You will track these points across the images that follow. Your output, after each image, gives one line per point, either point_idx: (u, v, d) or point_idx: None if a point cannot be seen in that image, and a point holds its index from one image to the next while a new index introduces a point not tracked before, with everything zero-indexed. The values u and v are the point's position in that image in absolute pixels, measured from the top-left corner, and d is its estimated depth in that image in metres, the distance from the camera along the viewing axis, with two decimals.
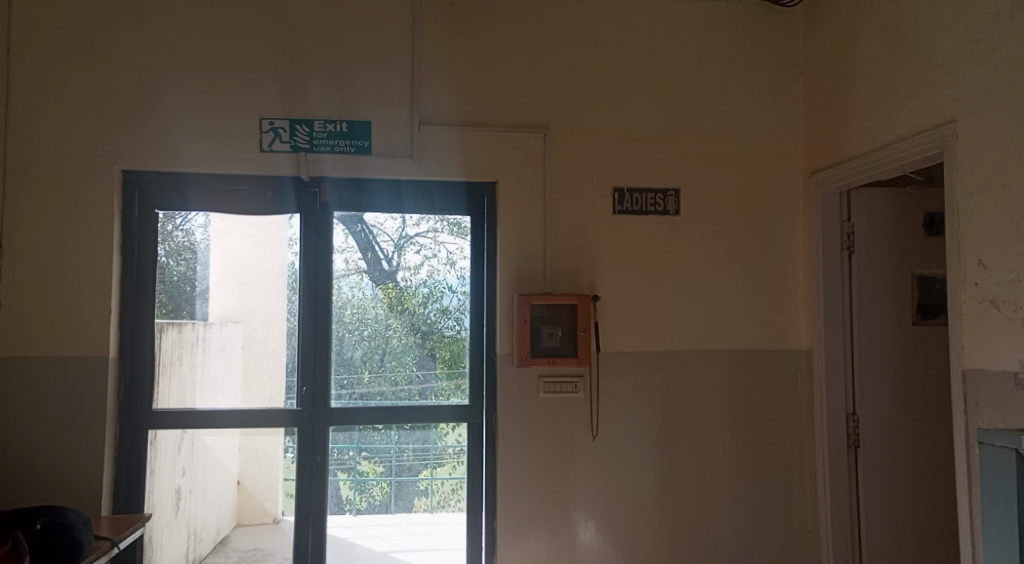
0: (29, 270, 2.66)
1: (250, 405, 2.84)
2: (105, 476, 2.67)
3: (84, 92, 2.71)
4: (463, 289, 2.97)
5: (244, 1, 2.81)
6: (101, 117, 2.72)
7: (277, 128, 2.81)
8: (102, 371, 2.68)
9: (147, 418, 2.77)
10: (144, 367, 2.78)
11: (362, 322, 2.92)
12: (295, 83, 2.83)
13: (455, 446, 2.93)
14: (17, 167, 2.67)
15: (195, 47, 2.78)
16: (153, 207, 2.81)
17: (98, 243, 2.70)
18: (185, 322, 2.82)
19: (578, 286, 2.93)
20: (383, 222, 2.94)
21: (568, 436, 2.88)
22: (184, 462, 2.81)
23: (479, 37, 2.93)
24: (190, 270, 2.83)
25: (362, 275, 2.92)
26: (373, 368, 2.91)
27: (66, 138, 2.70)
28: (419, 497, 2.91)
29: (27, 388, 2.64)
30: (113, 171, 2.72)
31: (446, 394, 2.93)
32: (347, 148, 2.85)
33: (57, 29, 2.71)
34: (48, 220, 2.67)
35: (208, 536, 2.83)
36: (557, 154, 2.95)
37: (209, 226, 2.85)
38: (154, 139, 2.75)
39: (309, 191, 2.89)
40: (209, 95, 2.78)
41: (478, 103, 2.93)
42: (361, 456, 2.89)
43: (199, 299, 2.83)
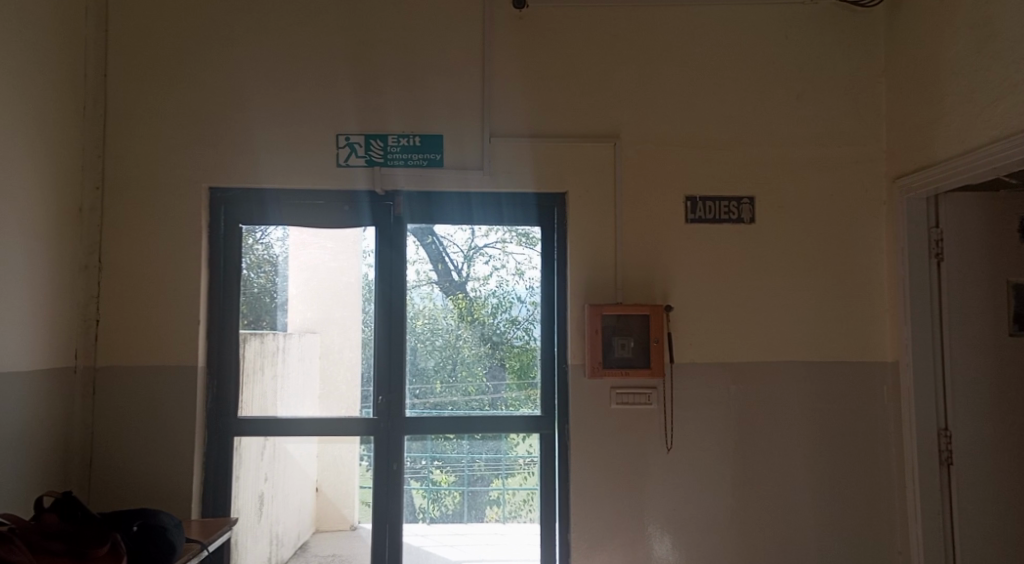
0: (124, 283, 2.80)
1: (327, 414, 2.92)
2: (195, 480, 2.79)
3: (173, 114, 2.86)
4: (531, 300, 2.98)
5: (322, 21, 2.91)
6: (189, 138, 2.86)
7: (353, 143, 2.90)
8: (190, 379, 2.80)
9: (232, 425, 2.88)
10: (229, 376, 2.89)
11: (434, 332, 2.96)
12: (370, 99, 2.91)
13: (526, 456, 2.94)
14: (113, 186, 2.82)
15: (276, 68, 2.89)
16: (237, 222, 2.92)
17: (187, 257, 2.83)
18: (266, 332, 2.93)
19: (651, 296, 2.90)
20: (452, 233, 2.99)
21: (642, 448, 2.85)
22: (266, 468, 2.91)
23: (549, 48, 2.95)
24: (270, 282, 2.94)
25: (432, 285, 2.97)
26: (444, 377, 2.95)
27: (158, 157, 2.85)
28: (491, 507, 2.93)
29: (121, 396, 2.78)
30: (200, 188, 2.85)
31: (517, 405, 2.94)
32: (420, 162, 2.91)
33: (149, 54, 2.86)
34: (141, 236, 2.82)
35: (289, 541, 2.92)
36: (627, 163, 2.93)
37: (287, 239, 2.95)
38: (238, 157, 2.87)
39: (383, 204, 2.96)
40: (290, 113, 2.88)
41: (548, 114, 2.94)
42: (434, 465, 2.93)
43: (280, 310, 2.94)
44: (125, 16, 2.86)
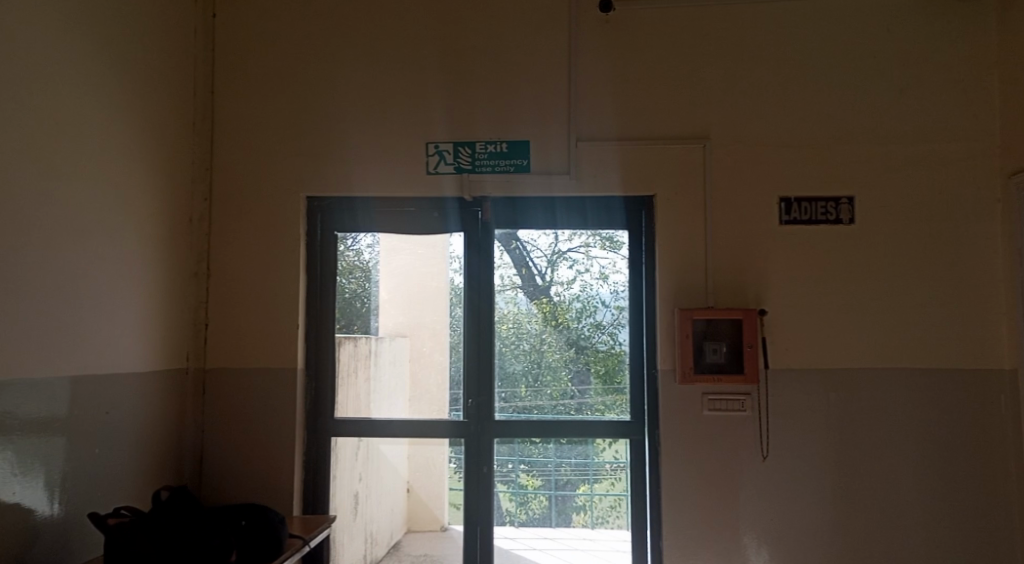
0: (229, 288, 2.95)
1: (417, 416, 2.98)
2: (296, 479, 2.90)
3: (273, 127, 2.99)
4: (616, 304, 2.97)
5: (413, 33, 2.98)
6: (288, 149, 2.98)
7: (442, 151, 2.95)
8: (290, 381, 2.92)
9: (329, 426, 2.98)
10: (325, 379, 2.99)
11: (520, 337, 2.98)
12: (460, 107, 2.96)
13: (612, 462, 2.92)
14: (220, 197, 2.98)
15: (369, 79, 2.98)
16: (332, 230, 3.04)
17: (286, 264, 2.95)
18: (359, 336, 3.03)
19: (744, 300, 2.84)
20: (536, 238, 3.00)
21: (735, 456, 2.79)
22: (360, 468, 3.00)
23: (637, 51, 2.93)
24: (360, 287, 3.03)
25: (517, 290, 2.99)
26: (530, 382, 2.96)
27: (259, 169, 2.98)
28: (577, 512, 2.94)
29: (227, 396, 2.92)
30: (299, 198, 2.97)
31: (603, 409, 2.93)
32: (507, 168, 2.94)
33: (251, 70, 3.00)
34: (244, 244, 2.96)
35: (383, 540, 3.00)
36: (718, 164, 2.87)
37: (378, 245, 3.04)
38: (334, 167, 2.97)
39: (471, 210, 3.00)
40: (382, 123, 2.97)
41: (637, 116, 2.92)
42: (521, 469, 2.94)
43: (373, 314, 3.03)
44: (229, 35, 3.02)
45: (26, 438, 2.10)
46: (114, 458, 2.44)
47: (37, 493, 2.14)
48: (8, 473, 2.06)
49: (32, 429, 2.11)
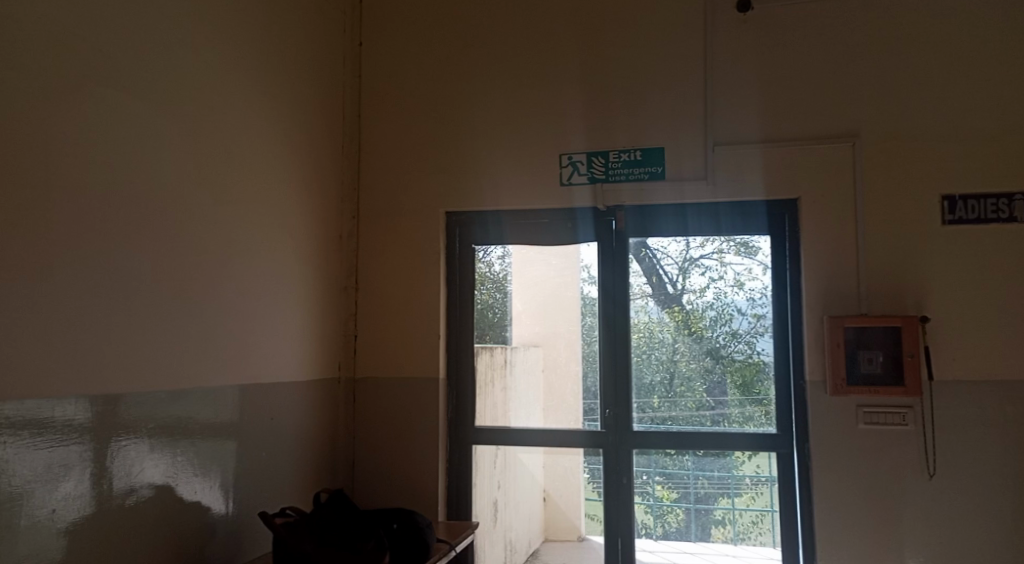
0: (375, 301, 3.10)
1: (552, 426, 3.01)
2: (440, 485, 2.99)
3: (413, 145, 3.12)
4: (753, 311, 2.86)
5: (546, 47, 3.02)
6: (428, 167, 3.10)
7: (576, 162, 2.97)
8: (433, 390, 3.02)
9: (470, 434, 3.06)
10: (465, 388, 3.07)
11: (652, 347, 2.93)
12: (593, 117, 2.97)
13: (753, 476, 2.80)
14: (365, 214, 3.14)
15: (504, 95, 3.05)
16: (469, 243, 3.12)
17: (427, 277, 3.06)
18: (495, 346, 3.09)
19: (902, 306, 2.66)
20: (667, 245, 2.95)
21: (894, 473, 2.61)
22: (499, 476, 3.07)
23: (778, 49, 2.83)
24: (491, 298, 3.10)
25: (647, 299, 2.95)
26: (662, 393, 2.91)
27: (401, 186, 3.12)
28: (718, 527, 2.84)
29: (375, 404, 3.06)
30: (438, 213, 3.08)
31: (740, 421, 2.83)
32: (642, 176, 2.91)
33: (393, 93, 3.15)
34: (388, 259, 3.10)
35: (522, 547, 3.04)
36: (869, 162, 2.72)
37: (509, 257, 3.10)
38: (471, 182, 3.06)
39: (605, 220, 2.99)
40: (518, 137, 3.03)
41: (778, 117, 2.81)
42: (656, 481, 2.88)
43: (508, 325, 3.09)
44: (373, 61, 3.19)
45: (202, 442, 2.23)
46: (277, 462, 2.61)
47: (211, 494, 2.27)
48: (189, 473, 2.17)
49: (210, 432, 2.27)
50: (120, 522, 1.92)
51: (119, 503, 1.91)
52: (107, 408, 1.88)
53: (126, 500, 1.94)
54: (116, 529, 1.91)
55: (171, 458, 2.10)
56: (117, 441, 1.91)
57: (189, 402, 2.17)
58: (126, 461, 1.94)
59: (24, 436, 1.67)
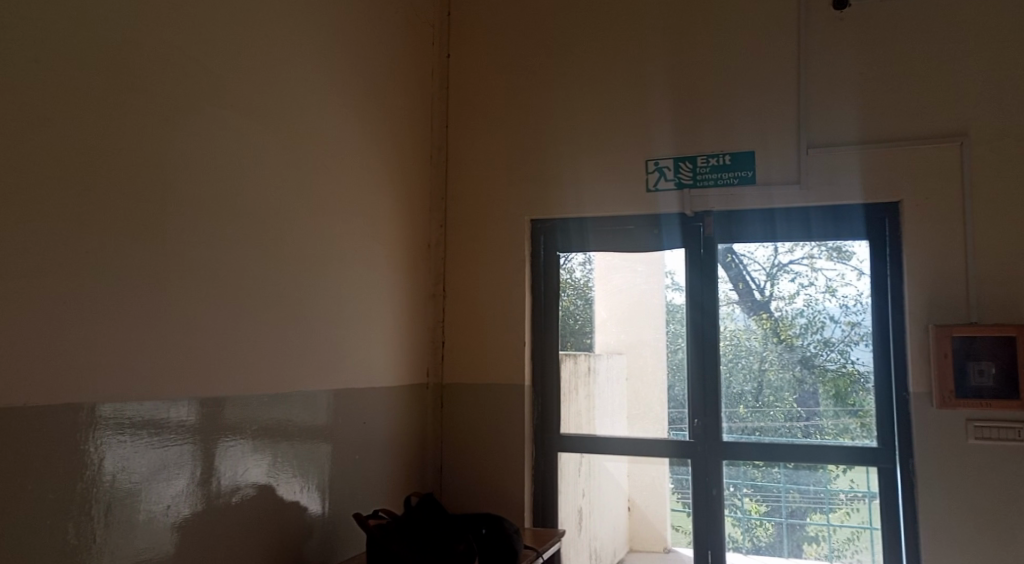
0: (463, 308, 3.15)
1: (636, 434, 2.98)
2: (526, 492, 2.99)
3: (499, 154, 3.16)
4: (847, 319, 2.75)
5: (633, 52, 3.01)
6: (513, 174, 3.13)
7: (662, 167, 2.93)
8: (519, 397, 3.03)
9: (556, 441, 3.06)
10: (550, 395, 3.07)
11: (738, 355, 2.86)
12: (682, 122, 2.93)
13: (848, 491, 2.69)
14: (452, 222, 3.20)
15: (591, 102, 3.05)
16: (553, 251, 3.13)
17: (512, 284, 3.08)
18: (580, 353, 3.09)
19: (1016, 315, 2.50)
20: (754, 250, 2.87)
21: (1007, 493, 2.45)
22: (584, 484, 3.06)
23: (877, 47, 2.72)
24: (572, 304, 3.10)
25: (733, 305, 2.88)
26: (749, 402, 2.83)
27: (487, 195, 3.16)
28: (811, 543, 2.74)
29: (462, 410, 3.11)
30: (523, 221, 3.10)
31: (834, 433, 2.72)
32: (731, 180, 2.84)
33: (479, 103, 3.20)
34: (475, 266, 3.14)
35: (606, 557, 3.02)
36: (978, 163, 2.58)
37: (591, 263, 3.10)
38: (557, 189, 3.06)
39: (693, 225, 2.94)
40: (604, 144, 3.02)
41: (877, 117, 2.71)
42: (745, 493, 2.81)
43: (591, 331, 3.08)
44: (460, 72, 3.25)
45: (300, 444, 2.32)
46: (369, 464, 2.68)
47: (308, 493, 2.35)
48: (286, 474, 2.25)
49: (306, 434, 2.34)
50: (225, 519, 2.00)
51: (224, 501, 2.00)
52: (212, 410, 1.97)
53: (231, 498, 2.02)
54: (223, 525, 1.99)
55: (269, 458, 2.18)
56: (221, 442, 1.99)
57: (288, 404, 2.26)
58: (231, 461, 2.03)
59: (143, 435, 1.76)
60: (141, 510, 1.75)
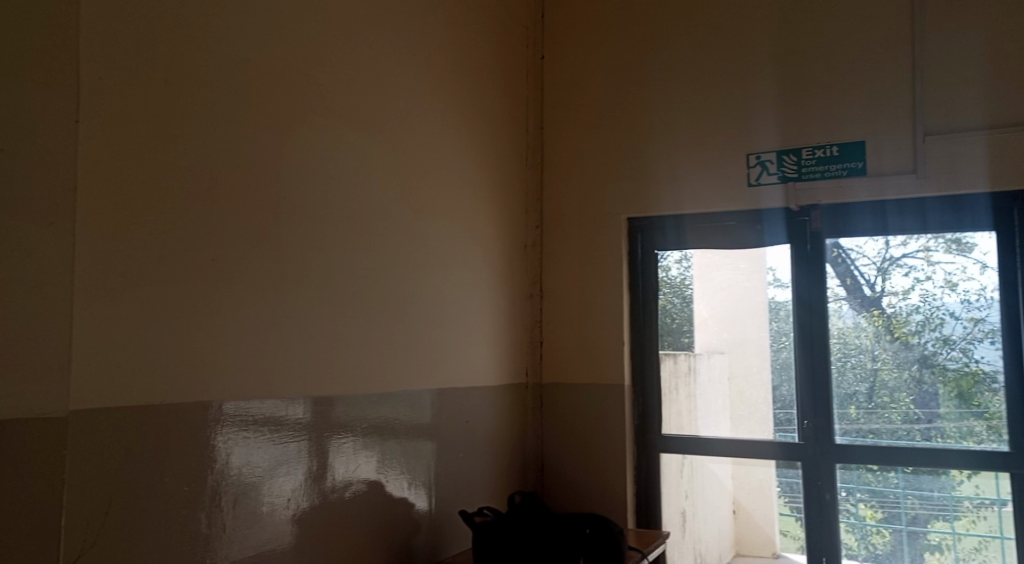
0: (562, 309, 3.16)
1: (741, 435, 2.91)
2: (629, 492, 2.97)
3: (595, 153, 3.15)
4: (969, 315, 2.58)
5: (733, 44, 2.94)
6: (610, 173, 3.11)
7: (765, 161, 2.85)
8: (619, 397, 3.01)
9: (658, 442, 3.02)
10: (652, 395, 3.04)
11: (847, 353, 2.74)
12: (785, 113, 2.83)
13: (974, 498, 2.54)
14: (549, 223, 3.22)
15: (689, 96, 2.99)
16: (653, 249, 3.09)
17: (610, 284, 3.07)
18: (681, 352, 3.03)
19: None
20: (863, 244, 2.75)
21: None
22: (686, 486, 3.00)
23: (1001, 24, 2.55)
24: (669, 303, 3.06)
25: (841, 302, 2.76)
26: (861, 403, 2.71)
27: (584, 195, 3.16)
28: (933, 552, 2.59)
29: (563, 409, 3.12)
30: (620, 220, 3.08)
31: (957, 437, 2.57)
32: (839, 172, 2.73)
33: (574, 103, 3.21)
34: (573, 266, 3.15)
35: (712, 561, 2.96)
36: None
37: (688, 261, 3.04)
38: (655, 187, 3.03)
39: (798, 219, 2.83)
40: (703, 139, 2.96)
41: (1002, 100, 2.54)
42: (859, 499, 2.69)
43: (690, 329, 3.02)
44: (555, 74, 3.26)
45: (407, 441, 2.40)
46: (472, 463, 2.73)
47: (415, 490, 2.42)
48: (394, 471, 2.33)
49: (412, 433, 2.42)
50: (339, 513, 2.09)
51: (337, 497, 2.08)
52: (324, 409, 2.05)
53: (343, 493, 2.11)
54: (337, 519, 2.08)
55: (377, 456, 2.26)
56: (333, 440, 2.08)
57: (394, 404, 2.34)
58: (342, 457, 2.11)
59: (264, 431, 1.85)
60: (265, 503, 1.84)
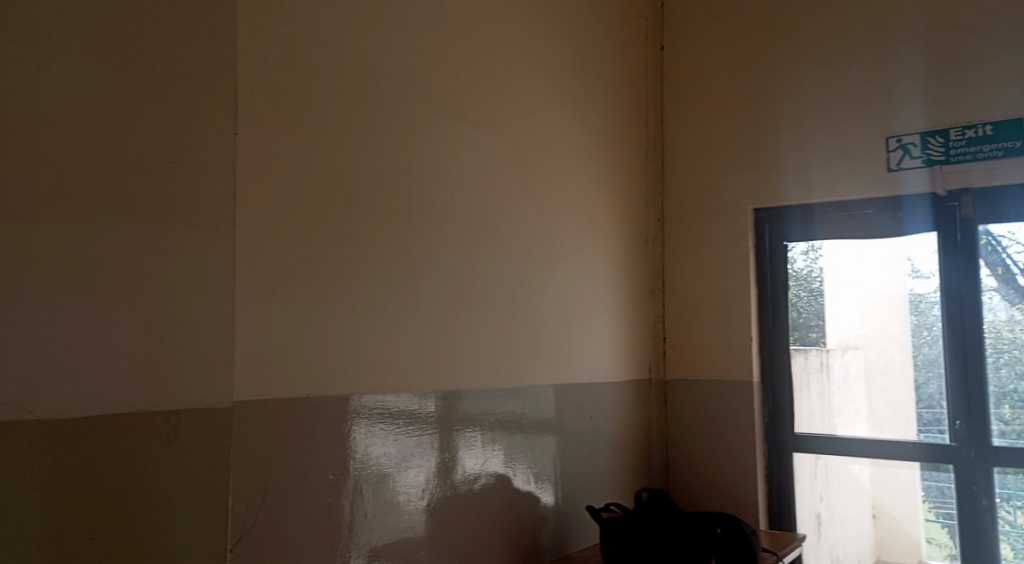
0: (685, 303, 3.09)
1: (880, 436, 2.75)
2: (760, 492, 2.88)
3: (719, 143, 3.06)
4: None
5: (868, 22, 2.78)
6: (734, 163, 3.02)
7: (907, 144, 2.68)
8: (748, 393, 2.92)
9: (791, 441, 2.90)
10: (784, 392, 2.92)
11: (1000, 348, 2.53)
12: (929, 93, 2.66)
13: None
14: (670, 216, 3.17)
15: (819, 80, 2.86)
16: (781, 240, 2.96)
17: (735, 277, 2.98)
18: (812, 348, 2.91)
19: None
20: (1017, 231, 2.53)
21: None
22: (821, 487, 2.88)
23: None
24: (796, 297, 2.94)
25: (993, 294, 2.55)
26: (1015, 403, 2.49)
27: (707, 186, 3.08)
28: None
29: (689, 406, 3.06)
30: (746, 211, 2.98)
31: None
32: (993, 153, 2.53)
33: (696, 93, 3.13)
34: (696, 260, 3.08)
35: None
36: None
37: (815, 252, 2.92)
38: (783, 176, 2.91)
39: (947, 205, 2.64)
40: (836, 124, 2.82)
41: None
42: (1017, 506, 2.47)
43: (818, 324, 2.90)
44: (675, 64, 3.20)
45: (533, 436, 2.43)
46: (596, 458, 2.74)
47: (541, 484, 2.45)
48: (521, 464, 2.37)
49: (537, 427, 2.45)
50: (468, 505, 2.14)
51: (467, 489, 2.14)
52: (453, 402, 2.12)
53: (472, 486, 2.17)
54: (466, 510, 2.14)
55: (504, 449, 2.30)
56: (463, 433, 2.14)
57: (520, 399, 2.38)
58: (470, 450, 2.17)
59: (400, 424, 1.93)
60: (401, 493, 1.91)
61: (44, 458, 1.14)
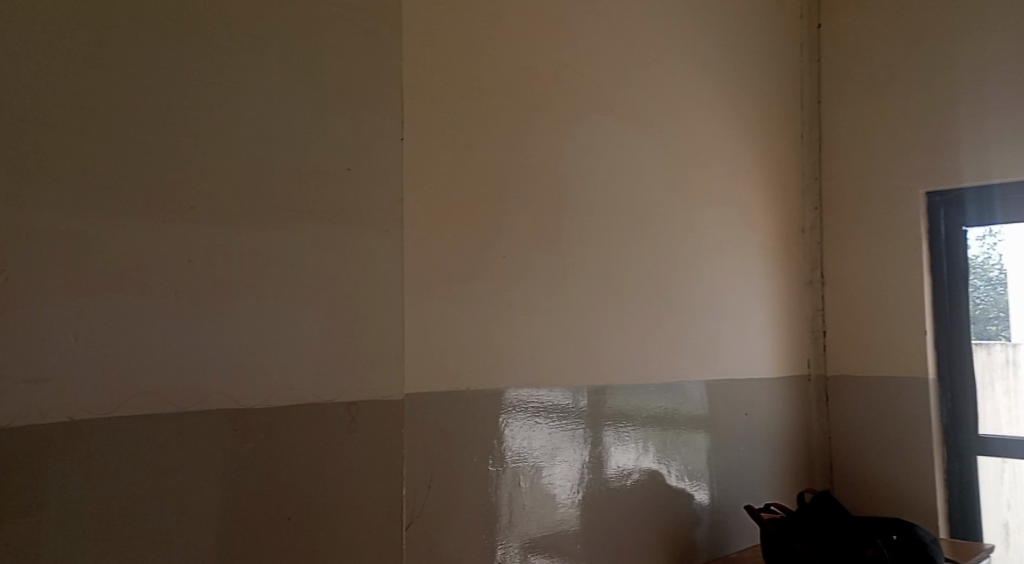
0: (848, 295, 2.91)
1: None
2: (938, 498, 2.67)
3: (884, 124, 2.86)
4: None
5: None
6: (903, 144, 2.81)
7: None
8: (923, 392, 2.71)
9: (974, 443, 2.66)
10: (965, 390, 2.69)
11: None
12: None
13: None
14: (830, 204, 2.99)
15: (1001, 47, 2.59)
16: (959, 226, 2.72)
17: (904, 267, 2.77)
18: (996, 342, 2.65)
19: None
20: None
21: None
22: (1009, 494, 2.61)
23: None
24: (976, 289, 2.70)
25: None
26: None
27: (872, 170, 2.88)
28: None
29: (854, 405, 2.88)
30: (917, 195, 2.76)
31: None
32: None
33: (857, 71, 2.94)
34: (860, 249, 2.89)
35: None
36: None
37: (996, 236, 2.66)
38: (960, 155, 2.67)
39: None
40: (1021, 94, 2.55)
41: None
42: None
43: (999, 316, 2.65)
44: (833, 41, 3.02)
45: (685, 433, 2.38)
46: (753, 458, 2.64)
47: (694, 483, 2.40)
48: (674, 462, 2.33)
49: (691, 423, 2.40)
50: (621, 501, 2.13)
51: (620, 485, 2.13)
52: (605, 398, 2.11)
53: (624, 483, 2.15)
54: (619, 507, 2.12)
55: (657, 446, 2.28)
56: (616, 429, 2.14)
57: (672, 395, 2.34)
58: (623, 446, 2.16)
59: (554, 418, 1.96)
60: (554, 487, 1.94)
61: (247, 442, 1.22)
